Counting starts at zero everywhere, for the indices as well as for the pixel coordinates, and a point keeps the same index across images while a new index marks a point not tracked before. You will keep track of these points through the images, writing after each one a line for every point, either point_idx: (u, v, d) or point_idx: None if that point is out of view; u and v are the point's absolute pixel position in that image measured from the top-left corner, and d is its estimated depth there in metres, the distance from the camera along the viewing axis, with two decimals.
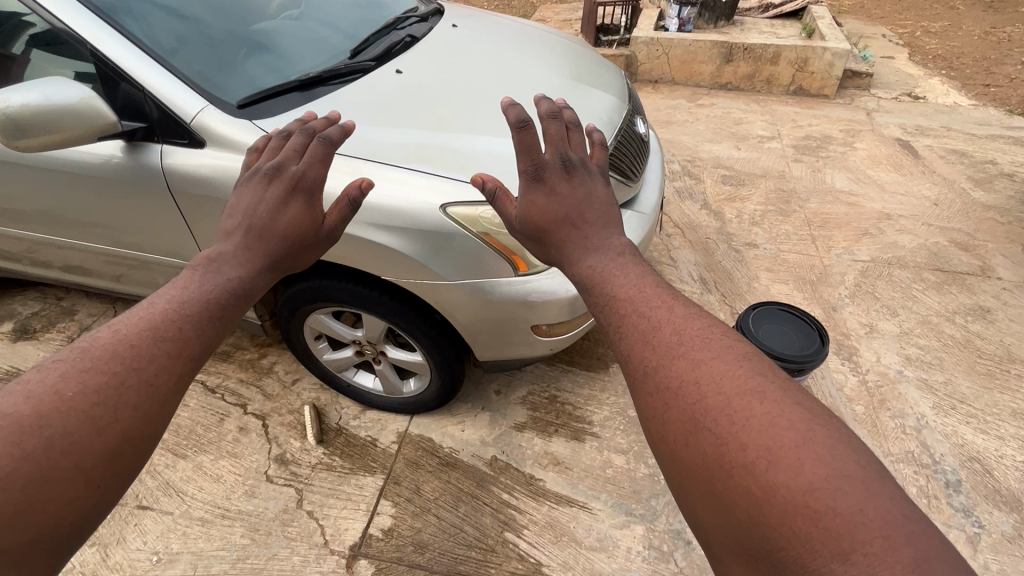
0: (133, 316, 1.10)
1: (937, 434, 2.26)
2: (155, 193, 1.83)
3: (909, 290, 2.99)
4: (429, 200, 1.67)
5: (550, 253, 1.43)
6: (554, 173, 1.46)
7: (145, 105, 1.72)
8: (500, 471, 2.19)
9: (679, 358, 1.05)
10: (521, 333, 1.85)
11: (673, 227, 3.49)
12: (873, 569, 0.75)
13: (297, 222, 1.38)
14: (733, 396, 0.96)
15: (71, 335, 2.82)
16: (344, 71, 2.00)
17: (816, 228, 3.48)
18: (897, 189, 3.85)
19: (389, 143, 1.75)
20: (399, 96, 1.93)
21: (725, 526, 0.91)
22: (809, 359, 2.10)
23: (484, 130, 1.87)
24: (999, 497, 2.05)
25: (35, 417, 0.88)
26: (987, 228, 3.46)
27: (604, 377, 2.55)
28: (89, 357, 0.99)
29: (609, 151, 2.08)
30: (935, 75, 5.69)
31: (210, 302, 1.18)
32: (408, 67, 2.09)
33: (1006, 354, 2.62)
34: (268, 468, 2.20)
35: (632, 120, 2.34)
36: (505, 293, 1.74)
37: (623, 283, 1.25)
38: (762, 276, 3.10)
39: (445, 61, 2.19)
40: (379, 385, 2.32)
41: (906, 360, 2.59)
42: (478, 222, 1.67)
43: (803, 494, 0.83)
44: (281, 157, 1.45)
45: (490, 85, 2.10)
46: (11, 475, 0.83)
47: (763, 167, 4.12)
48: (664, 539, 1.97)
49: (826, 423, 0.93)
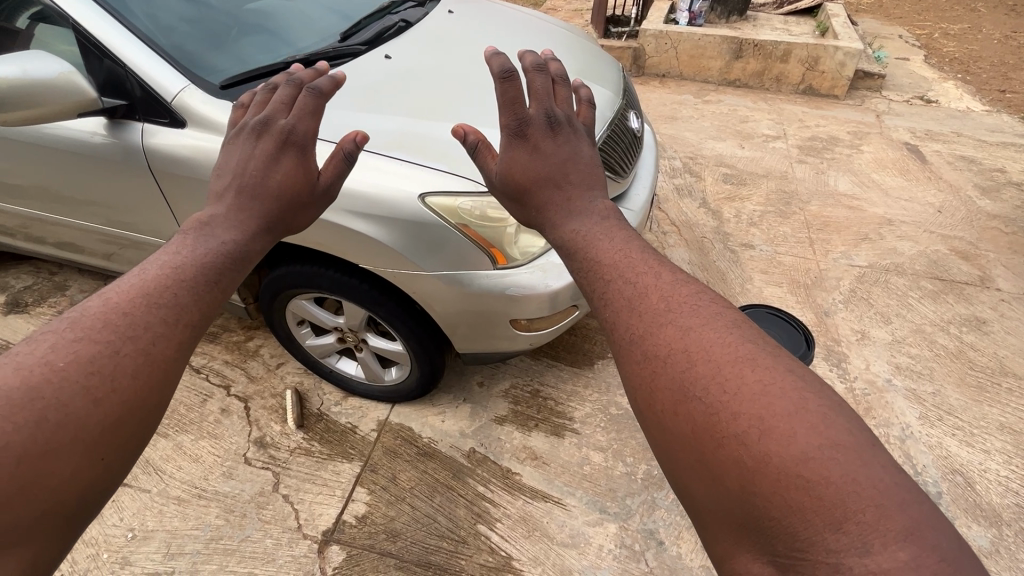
0: (124, 283, 1.03)
1: (922, 444, 2.24)
2: (137, 172, 1.82)
3: (905, 297, 2.94)
4: (408, 188, 1.64)
5: (531, 217, 1.40)
6: (537, 128, 1.42)
7: (127, 82, 1.70)
8: (477, 463, 2.19)
9: (668, 325, 1.03)
10: (501, 325, 1.83)
11: (669, 225, 3.45)
12: (864, 538, 0.77)
13: (291, 178, 1.33)
14: (724, 366, 0.95)
15: (61, 310, 2.84)
16: (332, 56, 1.98)
17: (814, 231, 3.43)
18: (901, 194, 3.78)
19: (371, 129, 1.73)
20: (385, 82, 1.90)
21: (717, 497, 0.91)
22: None
23: (470, 119, 1.84)
24: (979, 511, 2.03)
25: (27, 388, 0.83)
26: (990, 237, 3.39)
27: (589, 373, 2.54)
28: (82, 326, 0.93)
29: (599, 145, 2.05)
30: (949, 79, 5.57)
31: (205, 267, 1.12)
32: (398, 53, 2.06)
33: (998, 367, 2.58)
34: (247, 450, 2.21)
35: (625, 115, 2.30)
36: (482, 286, 1.72)
37: (608, 247, 1.22)
38: (755, 277, 3.07)
39: (436, 47, 2.15)
40: (361, 372, 2.32)
41: (895, 369, 2.56)
42: (457, 213, 1.65)
43: (796, 464, 0.84)
44: (269, 111, 1.39)
45: (480, 73, 2.07)
46: (6, 447, 0.78)
47: (766, 167, 4.06)
48: (636, 539, 1.97)
49: (815, 391, 0.93)
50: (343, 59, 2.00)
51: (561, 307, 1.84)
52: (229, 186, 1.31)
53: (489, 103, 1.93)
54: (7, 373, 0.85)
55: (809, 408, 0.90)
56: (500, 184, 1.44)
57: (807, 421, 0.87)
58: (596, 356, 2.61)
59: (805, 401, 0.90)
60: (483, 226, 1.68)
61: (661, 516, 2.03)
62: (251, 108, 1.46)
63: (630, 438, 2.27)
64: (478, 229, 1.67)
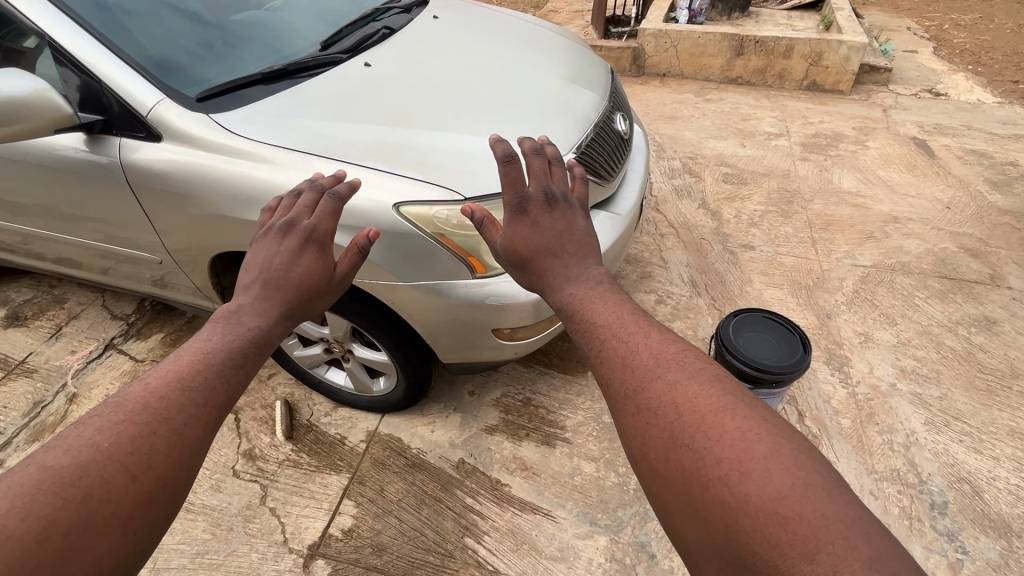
0: (160, 368, 1.07)
1: (927, 452, 2.15)
2: (118, 187, 1.83)
3: (911, 298, 2.85)
4: (382, 198, 1.62)
5: (529, 283, 1.37)
6: (537, 205, 1.41)
7: (104, 98, 1.70)
8: (466, 475, 2.16)
9: (657, 378, 1.04)
10: (483, 335, 1.80)
11: (667, 227, 3.39)
12: (836, 569, 0.76)
13: (311, 270, 1.33)
14: (705, 412, 0.97)
15: (59, 323, 2.86)
16: (311, 65, 1.97)
17: (817, 230, 3.34)
18: (908, 190, 3.67)
19: (346, 139, 1.71)
20: (364, 91, 1.88)
21: (706, 539, 0.88)
22: (789, 371, 2.02)
23: (449, 126, 1.82)
24: (987, 522, 1.94)
25: (73, 468, 0.86)
26: (1002, 233, 3.28)
27: (582, 380, 2.49)
28: (123, 408, 0.96)
29: (584, 149, 2.00)
30: (960, 71, 5.43)
31: (234, 351, 1.15)
32: (378, 61, 2.05)
33: (1009, 369, 2.47)
34: (236, 463, 2.21)
35: (612, 117, 2.25)
36: (462, 296, 1.69)
37: (602, 309, 1.22)
38: (755, 279, 2.99)
39: (419, 54, 2.13)
40: (349, 382, 2.30)
41: (900, 372, 2.47)
42: (433, 222, 1.62)
43: (773, 502, 0.83)
44: (293, 213, 1.41)
45: (462, 79, 2.04)
46: (53, 526, 0.80)
47: (767, 165, 3.98)
48: (627, 552, 1.91)
49: (792, 438, 0.93)
50: (323, 68, 1.99)
51: (545, 315, 1.81)
52: (253, 282, 1.31)
53: (469, 109, 1.90)
54: (52, 456, 0.87)
55: (784, 449, 0.90)
56: (506, 260, 1.41)
57: (782, 460, 0.88)
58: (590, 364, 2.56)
59: (779, 442, 0.91)
60: (460, 235, 1.65)
61: (653, 529, 1.97)
62: (275, 206, 1.49)
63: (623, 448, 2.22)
64: (455, 238, 1.64)
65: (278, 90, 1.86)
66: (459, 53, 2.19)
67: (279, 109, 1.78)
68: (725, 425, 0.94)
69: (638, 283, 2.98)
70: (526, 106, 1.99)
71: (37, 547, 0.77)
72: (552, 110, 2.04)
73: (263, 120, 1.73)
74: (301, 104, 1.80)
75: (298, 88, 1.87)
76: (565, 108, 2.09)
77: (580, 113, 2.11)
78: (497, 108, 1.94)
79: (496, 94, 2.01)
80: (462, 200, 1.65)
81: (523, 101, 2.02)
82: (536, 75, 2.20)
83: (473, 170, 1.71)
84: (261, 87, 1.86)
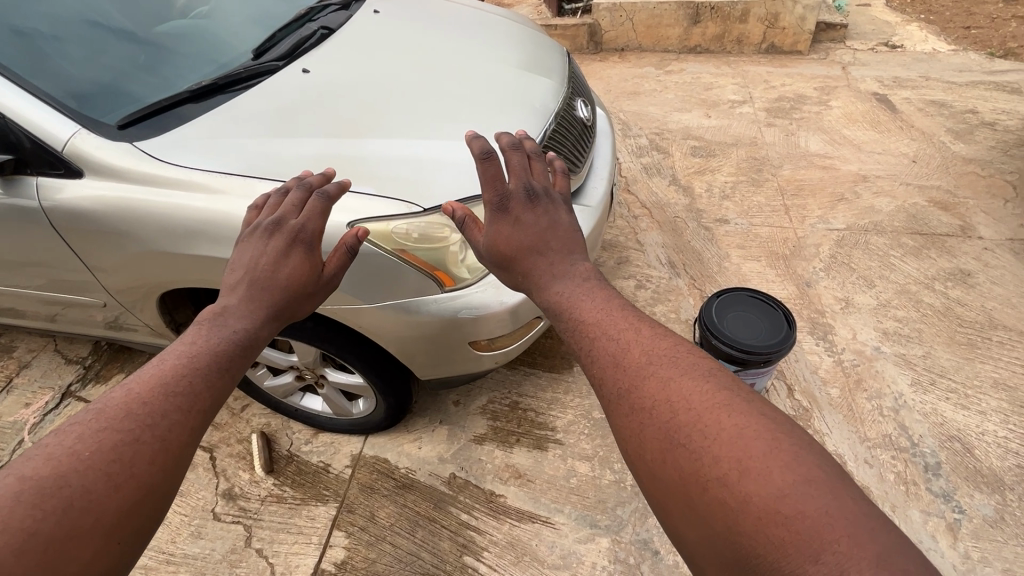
0: (143, 372, 1.04)
1: (916, 413, 2.15)
2: (44, 231, 1.67)
3: (887, 257, 2.85)
4: (333, 218, 1.50)
5: (515, 283, 1.28)
6: (519, 202, 1.31)
7: (13, 135, 1.53)
8: (459, 489, 2.09)
9: (649, 375, 0.97)
10: (459, 350, 1.71)
11: (640, 207, 3.32)
12: (842, 569, 0.70)
13: (299, 273, 1.28)
14: (699, 403, 0.91)
15: (9, 375, 2.67)
16: (246, 75, 1.83)
17: (789, 197, 3.31)
18: (875, 148, 3.67)
19: (289, 156, 1.58)
20: (304, 101, 1.75)
21: (707, 541, 0.82)
22: (775, 350, 1.98)
23: (398, 131, 1.70)
24: (980, 478, 1.95)
25: (53, 479, 0.84)
26: (968, 183, 3.30)
27: (569, 377, 2.43)
28: (104, 416, 0.94)
29: (546, 141, 1.90)
30: (913, 21, 5.44)
31: (220, 354, 1.11)
32: (316, 65, 1.90)
33: (987, 321, 2.49)
34: (215, 505, 2.09)
35: (572, 104, 2.15)
36: (432, 312, 1.59)
37: (591, 306, 1.14)
38: (732, 254, 2.95)
39: (362, 54, 1.99)
40: (327, 407, 2.19)
41: (883, 335, 2.47)
42: (393, 238, 1.52)
43: (773, 501, 0.77)
44: (281, 211, 1.35)
45: (410, 77, 1.91)
46: (32, 538, 0.79)
47: (734, 134, 3.93)
48: (630, 551, 1.87)
49: (792, 431, 0.87)
50: (259, 78, 1.84)
51: (522, 321, 1.72)
52: (237, 280, 1.25)
53: (419, 110, 1.78)
54: (34, 464, 0.86)
55: (785, 444, 0.84)
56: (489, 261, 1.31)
57: (779, 455, 0.82)
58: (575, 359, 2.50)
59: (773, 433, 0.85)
60: (422, 249, 1.54)
61: (654, 524, 1.93)
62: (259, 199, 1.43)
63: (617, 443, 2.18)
64: (418, 253, 1.54)
65: (212, 106, 1.72)
66: (405, 49, 2.06)
67: (212, 128, 1.64)
68: (718, 417, 0.88)
69: (616, 269, 2.91)
70: (480, 100, 1.89)
71: (17, 562, 0.76)
72: (508, 103, 1.93)
73: (197, 143, 1.60)
74: (236, 122, 1.66)
75: (232, 104, 1.72)
76: (522, 99, 1.98)
77: (539, 103, 2.00)
78: (450, 106, 1.83)
79: (448, 91, 1.89)
80: (422, 212, 1.54)
81: (477, 95, 1.90)
82: (489, 66, 2.08)
83: (428, 178, 1.61)
84: (192, 105, 1.71)
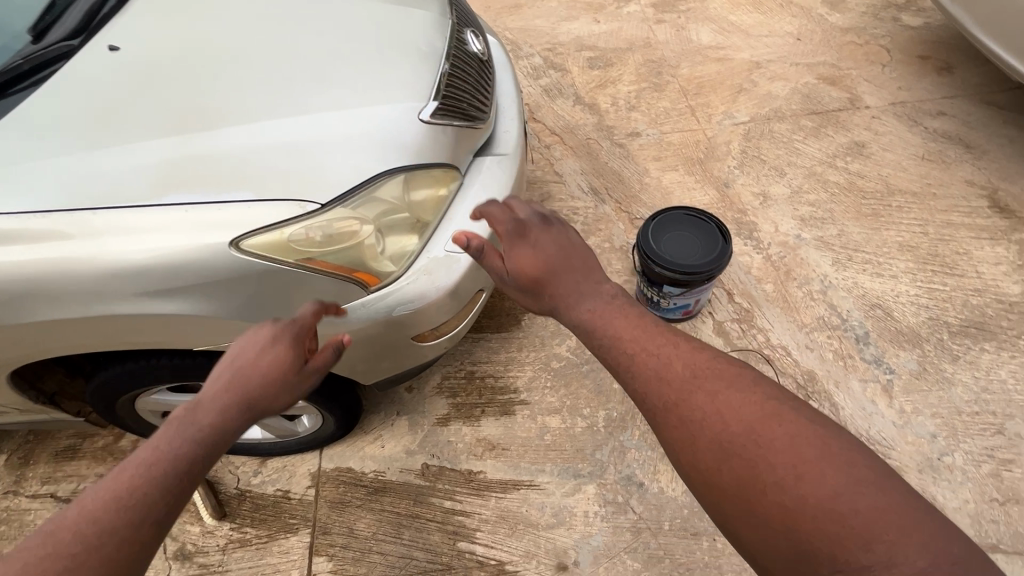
0: (102, 482, 0.93)
1: (841, 291, 2.29)
2: None
3: (791, 143, 2.92)
4: (207, 240, 1.20)
5: (544, 305, 1.24)
6: (534, 226, 1.29)
7: None
8: (436, 478, 1.99)
9: (698, 389, 0.97)
10: (403, 348, 1.54)
11: (550, 135, 3.13)
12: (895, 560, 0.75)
13: (276, 369, 1.12)
14: (734, 392, 0.95)
15: None
16: (30, 69, 1.38)
17: (692, 97, 3.26)
18: (761, 31, 3.66)
19: (125, 172, 1.23)
20: (124, 92, 1.35)
21: (770, 548, 0.84)
22: (715, 265, 1.96)
23: (262, 111, 1.37)
24: (902, 337, 2.13)
25: None
26: (848, 54, 3.40)
27: (519, 333, 2.34)
28: (54, 544, 0.84)
29: (444, 86, 1.63)
30: None
31: (184, 457, 0.98)
32: (126, 38, 1.47)
33: (885, 188, 2.65)
34: (169, 570, 1.88)
35: (461, 36, 1.86)
36: (364, 318, 1.39)
37: (626, 323, 1.12)
38: (651, 168, 2.89)
39: (185, 13, 1.56)
40: (268, 433, 1.96)
41: (801, 222, 2.56)
42: (293, 248, 1.27)
43: (828, 503, 0.81)
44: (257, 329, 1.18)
45: (256, 35, 1.53)
46: None
47: (627, 38, 3.75)
48: (617, 491, 1.90)
49: (834, 433, 0.90)
50: (51, 70, 1.39)
51: (464, 300, 1.56)
52: (219, 371, 1.12)
53: (281, 78, 1.44)
54: (33, 549, 0.84)
55: (825, 441, 0.87)
56: (515, 287, 1.27)
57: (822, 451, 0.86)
58: (521, 313, 2.39)
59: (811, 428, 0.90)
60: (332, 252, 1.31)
61: (633, 458, 1.96)
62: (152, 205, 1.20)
63: (581, 388, 2.15)
64: (329, 258, 1.31)
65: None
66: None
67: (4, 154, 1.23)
68: (763, 416, 0.91)
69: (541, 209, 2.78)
70: (354, 52, 1.56)
71: None
72: (387, 48, 1.62)
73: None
74: (37, 137, 1.25)
75: (21, 112, 1.29)
76: (403, 40, 1.66)
77: (424, 43, 1.70)
78: (318, 65, 1.48)
79: (309, 44, 1.53)
80: (319, 209, 1.28)
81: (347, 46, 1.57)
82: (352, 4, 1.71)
83: (317, 166, 1.32)
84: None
